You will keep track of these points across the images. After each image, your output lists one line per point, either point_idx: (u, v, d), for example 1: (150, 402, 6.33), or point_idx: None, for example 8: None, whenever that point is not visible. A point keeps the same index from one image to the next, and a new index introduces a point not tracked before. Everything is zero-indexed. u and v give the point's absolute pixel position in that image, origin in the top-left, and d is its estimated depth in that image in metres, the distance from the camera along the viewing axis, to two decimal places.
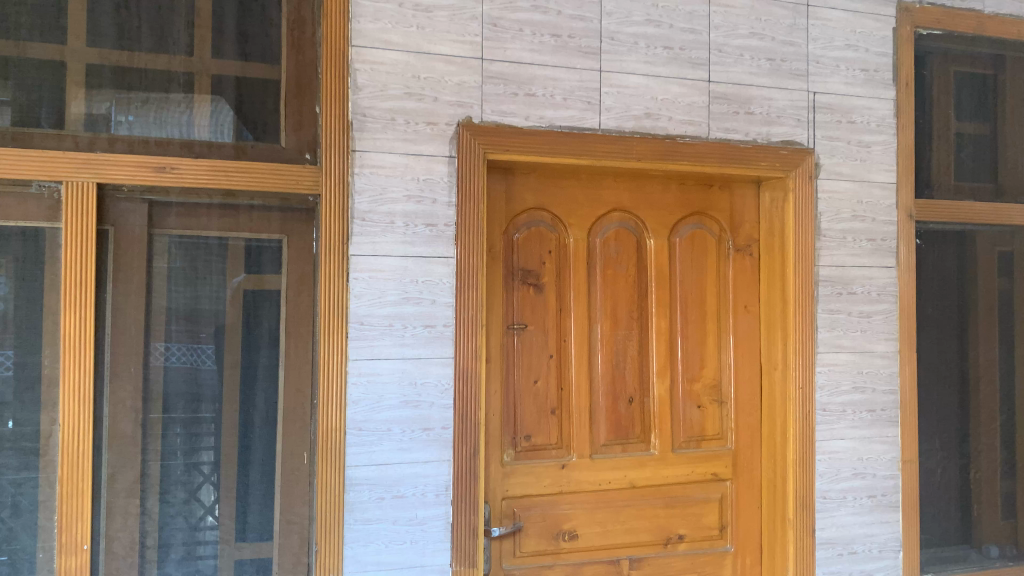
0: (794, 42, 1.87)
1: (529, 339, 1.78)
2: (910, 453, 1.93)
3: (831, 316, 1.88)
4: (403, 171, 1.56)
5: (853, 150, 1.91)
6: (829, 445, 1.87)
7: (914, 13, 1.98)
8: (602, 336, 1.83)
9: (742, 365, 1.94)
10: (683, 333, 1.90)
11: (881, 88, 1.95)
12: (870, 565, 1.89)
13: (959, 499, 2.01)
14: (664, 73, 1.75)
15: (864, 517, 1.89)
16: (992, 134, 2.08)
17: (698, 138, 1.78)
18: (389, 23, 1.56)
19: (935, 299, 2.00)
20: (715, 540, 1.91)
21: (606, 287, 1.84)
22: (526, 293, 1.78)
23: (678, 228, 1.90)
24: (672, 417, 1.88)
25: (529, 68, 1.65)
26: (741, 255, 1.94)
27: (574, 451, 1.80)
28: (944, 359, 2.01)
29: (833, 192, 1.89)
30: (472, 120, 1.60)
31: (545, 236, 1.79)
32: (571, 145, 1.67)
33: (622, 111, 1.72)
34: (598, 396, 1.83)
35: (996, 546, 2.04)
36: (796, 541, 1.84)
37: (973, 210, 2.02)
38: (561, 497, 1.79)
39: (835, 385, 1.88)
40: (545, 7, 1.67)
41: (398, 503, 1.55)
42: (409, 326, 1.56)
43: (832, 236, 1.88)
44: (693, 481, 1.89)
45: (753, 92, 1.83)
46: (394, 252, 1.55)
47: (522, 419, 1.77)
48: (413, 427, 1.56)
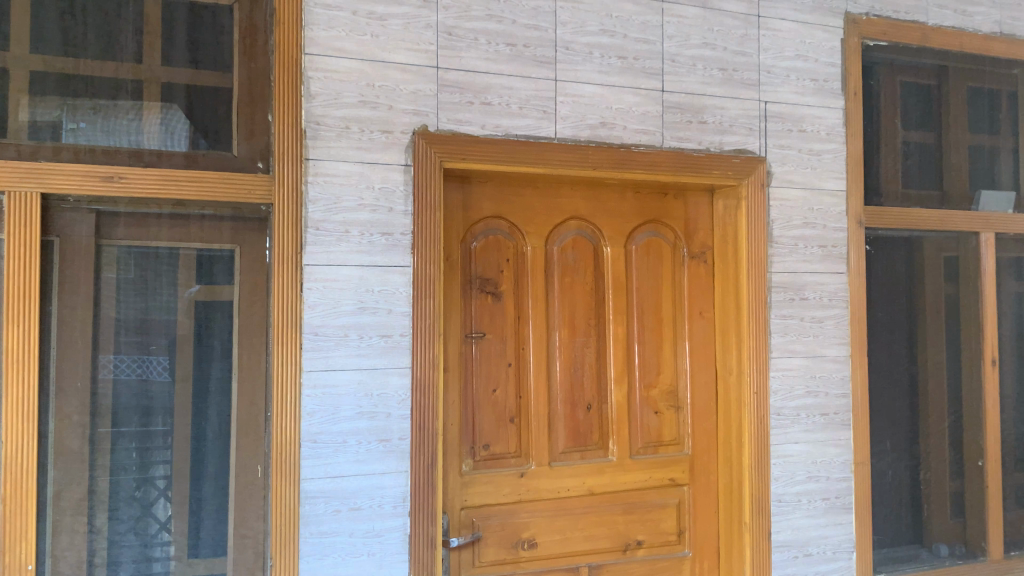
0: (745, 52, 1.90)
1: (487, 348, 1.78)
2: (862, 455, 1.97)
3: (784, 321, 1.91)
4: (358, 180, 1.55)
5: (803, 158, 1.95)
6: (783, 449, 1.90)
7: (861, 24, 2.03)
8: (560, 344, 1.84)
9: (698, 371, 1.96)
10: (640, 339, 1.91)
11: (830, 98, 1.99)
12: (825, 566, 1.92)
13: (910, 500, 2.06)
14: (619, 82, 1.77)
15: (818, 520, 1.92)
16: (936, 142, 2.14)
17: (652, 147, 1.80)
18: (343, 31, 1.55)
19: (884, 304, 2.05)
20: (673, 545, 1.92)
21: (564, 295, 1.84)
22: (484, 301, 1.78)
23: (635, 235, 1.92)
24: (630, 423, 1.90)
25: (484, 76, 1.65)
26: (696, 262, 1.96)
27: (533, 459, 1.80)
28: (894, 362, 2.05)
29: (785, 199, 1.92)
30: (428, 128, 1.60)
31: (503, 244, 1.79)
32: (527, 153, 1.67)
33: (577, 120, 1.73)
34: (557, 404, 1.83)
35: (945, 545, 2.09)
36: (752, 544, 1.86)
37: (920, 216, 2.08)
38: (520, 505, 1.78)
39: (788, 389, 1.91)
40: (500, 16, 1.67)
41: (355, 515, 1.53)
42: (365, 336, 1.54)
43: (784, 243, 1.92)
44: (651, 487, 1.91)
45: (706, 101, 1.85)
46: (349, 261, 1.54)
47: (480, 428, 1.76)
48: (369, 438, 1.54)
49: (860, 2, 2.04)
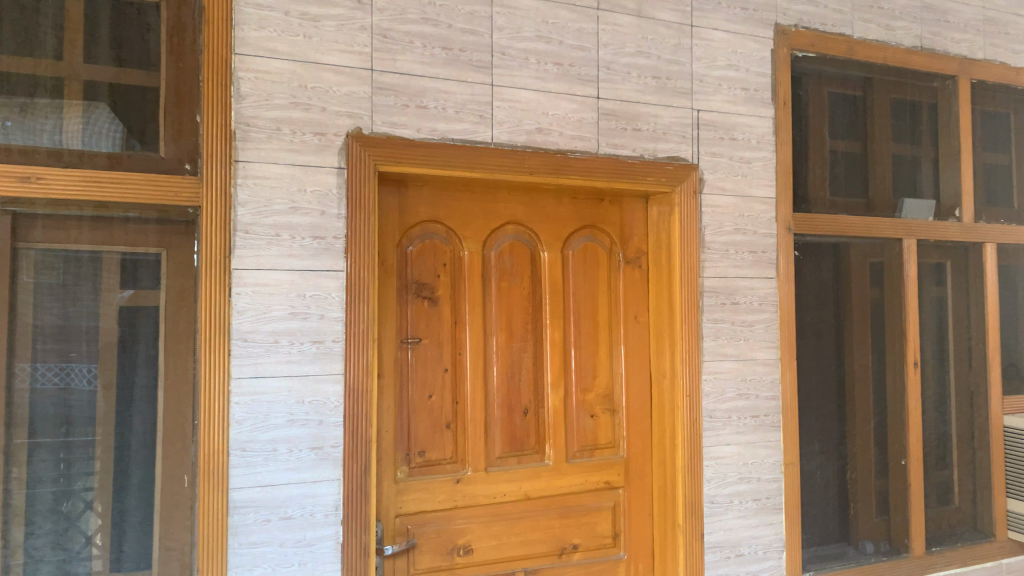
0: (679, 61, 1.93)
1: (423, 353, 1.76)
2: (791, 456, 2.01)
3: (715, 325, 1.94)
4: (289, 183, 1.52)
5: (735, 166, 1.99)
6: (715, 450, 1.93)
7: (790, 36, 2.08)
8: (497, 349, 1.84)
9: (633, 374, 1.98)
10: (577, 344, 1.92)
11: (761, 107, 2.03)
12: (756, 566, 1.96)
13: (837, 499, 2.12)
14: (555, 88, 1.78)
15: (749, 520, 1.96)
16: (862, 151, 2.21)
17: (588, 153, 1.81)
18: (274, 31, 1.52)
19: (813, 308, 2.10)
20: (609, 548, 1.94)
21: (501, 300, 1.84)
22: (420, 306, 1.76)
23: (572, 240, 1.93)
24: (566, 427, 1.90)
25: (420, 80, 1.64)
26: (631, 267, 1.99)
27: (469, 465, 1.79)
28: (822, 365, 2.11)
29: (717, 206, 1.96)
30: (362, 131, 1.58)
31: (439, 248, 1.78)
32: (463, 158, 1.67)
33: (514, 125, 1.73)
34: (494, 409, 1.83)
35: (871, 542, 2.15)
36: (685, 545, 1.88)
37: (846, 223, 2.14)
38: (456, 512, 1.77)
39: (720, 392, 1.94)
40: (435, 20, 1.66)
41: (286, 524, 1.50)
42: (296, 342, 1.51)
43: (716, 249, 1.95)
44: (587, 490, 1.92)
45: (640, 109, 1.88)
46: (280, 265, 1.51)
47: (416, 434, 1.75)
48: (301, 446, 1.51)
49: (789, 14, 2.09)
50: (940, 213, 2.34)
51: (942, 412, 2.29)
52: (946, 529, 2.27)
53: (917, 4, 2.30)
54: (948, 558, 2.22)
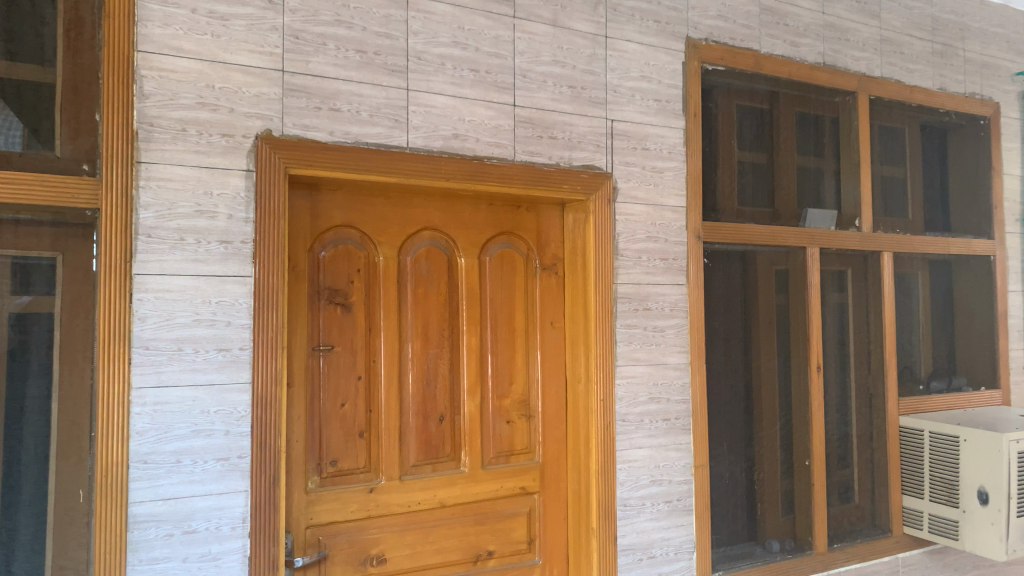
0: (593, 72, 1.96)
1: (336, 361, 1.73)
2: (701, 458, 2.06)
3: (629, 331, 1.97)
4: (195, 185, 1.47)
5: (647, 175, 2.03)
6: (628, 454, 1.96)
7: (701, 49, 2.14)
8: (412, 356, 1.82)
9: (549, 380, 2.00)
10: (493, 350, 1.92)
11: (672, 118, 2.08)
12: (667, 567, 2.00)
13: (745, 499, 2.18)
14: (471, 95, 1.78)
15: (661, 522, 1.99)
16: (768, 162, 2.30)
17: (504, 160, 1.82)
18: (180, 29, 1.47)
19: (722, 314, 2.16)
20: (523, 554, 1.95)
21: (417, 306, 1.83)
22: (333, 312, 1.73)
23: (489, 246, 1.93)
24: (483, 434, 1.90)
25: (333, 82, 1.61)
26: (548, 273, 2.00)
27: (382, 474, 1.77)
28: (730, 369, 2.18)
29: (630, 214, 2.00)
30: (272, 133, 1.55)
31: (353, 253, 1.75)
32: (377, 162, 1.65)
33: (429, 130, 1.72)
34: (409, 417, 1.81)
35: (777, 541, 2.23)
36: (599, 549, 1.90)
37: (753, 232, 2.21)
38: (369, 522, 1.74)
39: (633, 396, 1.97)
40: (349, 22, 1.64)
41: (189, 539, 1.44)
42: (201, 350, 1.47)
43: (629, 256, 1.98)
44: (503, 496, 1.92)
45: (555, 117, 1.90)
46: (184, 270, 1.46)
47: (328, 443, 1.71)
48: (207, 457, 1.46)
49: (699, 28, 2.15)
50: (841, 222, 2.44)
51: (843, 413, 2.40)
52: (847, 526, 2.37)
53: (820, 22, 2.39)
54: (848, 554, 2.32)
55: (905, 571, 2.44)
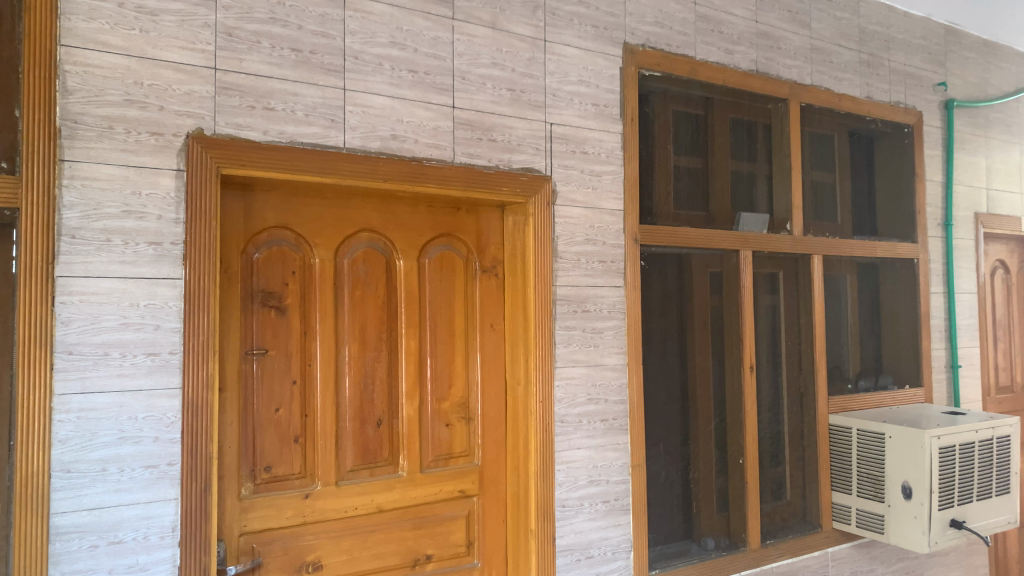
0: (532, 75, 1.96)
1: (270, 365, 1.69)
2: (638, 458, 2.09)
3: (567, 332, 1.99)
4: (122, 185, 1.43)
5: (585, 178, 2.05)
6: (567, 454, 1.97)
7: (638, 55, 2.16)
8: (349, 359, 1.80)
9: (488, 382, 2.00)
10: (432, 352, 1.91)
11: (610, 122, 2.11)
12: (605, 567, 2.01)
13: (681, 498, 2.22)
14: (409, 96, 1.77)
15: (599, 522, 2.01)
16: (703, 167, 2.36)
17: (443, 162, 1.81)
18: (106, 23, 1.43)
19: (659, 316, 2.20)
20: (462, 557, 1.94)
21: (354, 309, 1.81)
22: (267, 316, 1.70)
23: (428, 248, 1.92)
24: (421, 437, 1.89)
25: (267, 81, 1.59)
26: (487, 276, 2.00)
27: (318, 480, 1.74)
28: (667, 370, 2.21)
29: (569, 217, 2.01)
30: (203, 132, 1.51)
31: (288, 255, 1.72)
32: (314, 163, 1.63)
33: (367, 131, 1.71)
34: (346, 421, 1.79)
35: (712, 538, 2.27)
36: (537, 549, 1.91)
37: (688, 236, 2.25)
38: (305, 528, 1.71)
39: (572, 398, 1.99)
40: (284, 21, 1.61)
41: (115, 550, 1.40)
42: (129, 355, 1.42)
43: (568, 258, 2.00)
44: (441, 500, 1.91)
45: (494, 119, 1.90)
46: (111, 273, 1.41)
47: (262, 449, 1.68)
48: (134, 465, 1.42)
49: (637, 34, 2.17)
50: (773, 226, 2.51)
51: (775, 412, 2.46)
52: (779, 523, 2.43)
53: (753, 31, 2.45)
54: (781, 549, 2.37)
55: (834, 565, 2.51)
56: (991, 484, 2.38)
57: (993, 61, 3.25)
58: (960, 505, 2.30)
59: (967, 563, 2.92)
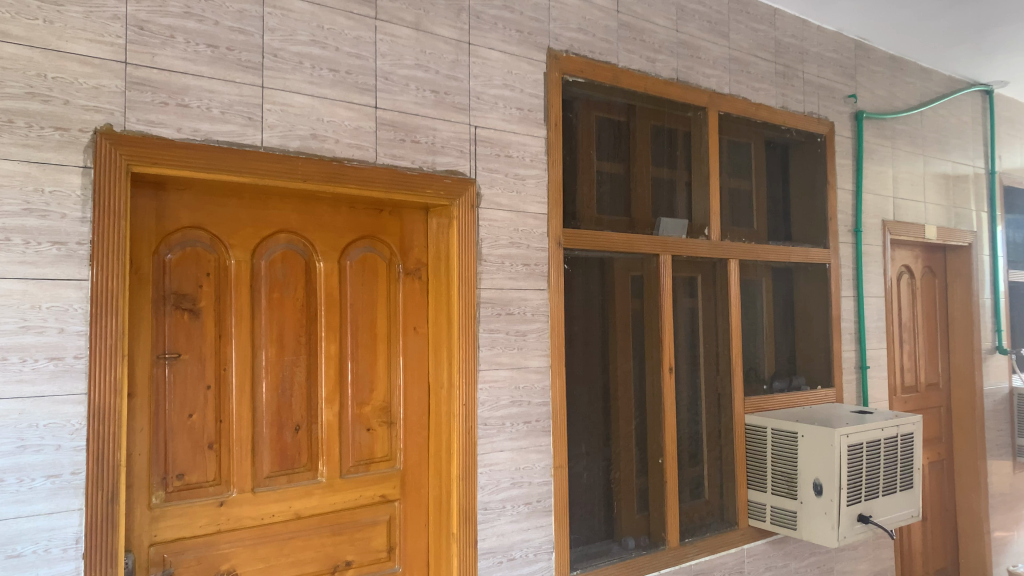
0: (456, 77, 1.96)
1: (182, 369, 1.64)
2: (560, 459, 2.11)
3: (491, 335, 1.99)
4: (22, 182, 1.36)
5: (510, 181, 2.06)
6: (490, 457, 1.97)
7: (561, 60, 2.19)
8: (266, 363, 1.76)
9: (411, 386, 1.98)
10: (353, 356, 1.89)
11: (534, 127, 2.12)
12: (527, 568, 2.02)
13: (602, 498, 2.25)
14: (330, 95, 1.74)
15: (521, 524, 2.02)
16: (625, 172, 2.39)
17: (365, 162, 1.79)
18: (7, 12, 1.36)
19: (582, 319, 2.22)
20: (383, 562, 1.92)
21: (271, 312, 1.77)
22: (180, 319, 1.65)
23: (350, 250, 1.89)
24: (341, 442, 1.86)
25: (181, 77, 1.54)
26: (410, 279, 1.99)
27: (233, 487, 1.70)
28: (590, 372, 2.24)
29: (493, 220, 2.01)
30: (113, 128, 1.46)
31: (203, 256, 1.67)
32: (230, 162, 1.59)
33: (286, 129, 1.67)
34: (263, 426, 1.75)
35: (632, 538, 2.30)
36: (459, 553, 1.90)
37: (611, 240, 2.29)
38: (219, 536, 1.67)
39: (495, 401, 1.99)
40: (200, 16, 1.57)
41: (13, 564, 1.34)
42: (29, 360, 1.36)
43: (491, 261, 2.00)
44: (362, 505, 1.88)
45: (418, 121, 1.88)
46: (10, 273, 1.35)
47: (174, 455, 1.63)
48: (34, 475, 1.36)
49: (561, 40, 2.20)
50: (692, 231, 2.57)
51: (694, 413, 2.52)
52: (697, 521, 2.49)
53: (674, 40, 2.51)
54: (699, 547, 2.43)
55: (750, 561, 2.59)
56: (895, 480, 2.49)
57: (899, 75, 3.40)
58: (867, 500, 2.39)
59: (875, 555, 3.05)
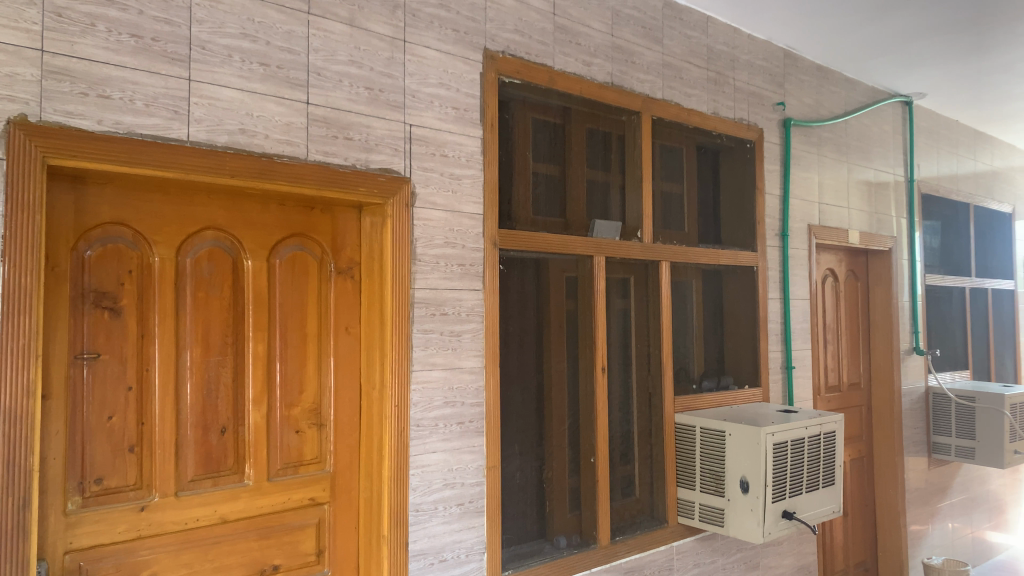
0: (391, 75, 1.94)
1: (102, 370, 1.59)
2: (493, 460, 2.11)
3: (425, 335, 1.98)
4: None
5: (445, 181, 2.05)
6: (422, 458, 1.96)
7: (498, 61, 2.19)
8: (191, 364, 1.71)
9: (342, 387, 1.95)
10: (282, 356, 1.85)
11: (470, 127, 2.12)
12: (458, 569, 2.02)
13: (535, 498, 2.26)
14: (260, 90, 1.70)
15: (453, 525, 2.01)
16: (560, 174, 2.41)
17: (296, 159, 1.75)
18: None
19: (516, 319, 2.23)
20: (312, 566, 1.89)
21: (196, 311, 1.72)
22: (100, 317, 1.59)
23: (279, 248, 1.85)
24: (269, 444, 1.82)
25: (103, 67, 1.49)
26: (342, 278, 1.96)
27: (155, 491, 1.64)
28: (524, 373, 2.25)
29: (428, 219, 2.00)
30: (28, 118, 1.40)
31: (125, 253, 1.62)
32: (154, 156, 1.53)
33: (214, 124, 1.63)
34: (187, 429, 1.70)
35: (564, 537, 2.32)
36: (390, 555, 1.88)
37: (546, 241, 2.30)
38: (139, 542, 1.61)
39: (428, 401, 1.98)
40: (123, 4, 1.52)
41: None
42: None
43: (426, 261, 1.99)
44: (290, 508, 1.85)
45: (351, 118, 1.86)
46: None
47: (92, 459, 1.57)
48: None
49: (497, 41, 2.20)
50: (626, 233, 2.60)
51: (626, 412, 2.55)
52: (628, 519, 2.52)
53: (609, 44, 2.53)
54: (629, 546, 2.46)
55: (678, 558, 2.63)
56: (818, 477, 2.57)
57: (825, 84, 3.51)
58: (791, 496, 2.46)
59: (798, 551, 3.14)
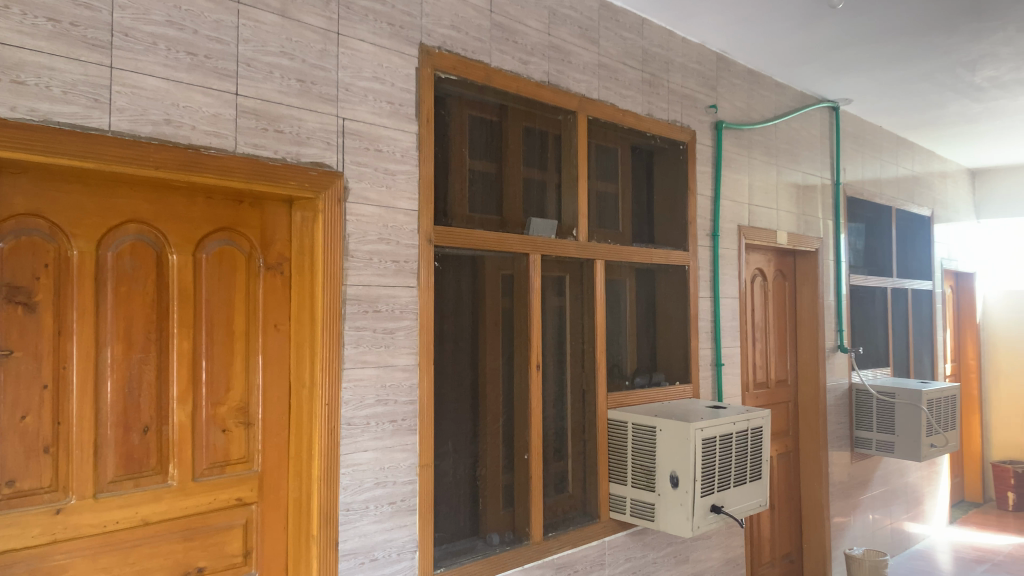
0: (324, 68, 1.91)
1: (15, 368, 1.52)
2: (426, 457, 2.10)
3: (357, 332, 1.95)
4: None
5: (379, 176, 2.02)
6: (354, 457, 1.94)
7: (434, 56, 2.17)
8: (112, 361, 1.65)
9: (271, 385, 1.91)
10: (208, 354, 1.81)
11: (405, 122, 2.10)
12: (390, 568, 2.00)
13: (469, 495, 2.26)
14: (186, 80, 1.66)
15: (384, 524, 1.99)
16: (497, 171, 2.41)
17: (224, 151, 1.71)
18: None
19: (451, 317, 2.22)
20: (238, 567, 1.85)
21: (118, 307, 1.66)
22: (13, 313, 1.52)
23: (205, 242, 1.81)
24: (194, 443, 1.78)
25: (17, 51, 1.42)
26: (272, 273, 1.92)
27: (72, 493, 1.58)
28: (459, 370, 2.24)
29: (361, 215, 1.98)
30: None
31: (40, 246, 1.55)
32: (72, 145, 1.48)
33: (137, 113, 1.58)
34: (107, 428, 1.65)
35: (497, 534, 2.32)
36: (319, 556, 1.86)
37: (481, 238, 2.30)
38: (55, 546, 1.55)
39: (360, 399, 1.95)
40: None
41: None
42: None
43: (359, 257, 1.96)
44: (216, 509, 1.80)
45: (282, 110, 1.82)
46: None
47: (4, 460, 1.50)
48: None
49: (433, 36, 2.18)
50: (562, 231, 2.62)
51: (560, 408, 2.57)
52: (561, 515, 2.54)
53: (545, 43, 2.54)
54: (561, 541, 2.48)
55: (610, 552, 2.66)
56: (746, 472, 2.64)
57: (756, 88, 3.60)
58: (719, 491, 2.52)
59: (726, 543, 3.21)
